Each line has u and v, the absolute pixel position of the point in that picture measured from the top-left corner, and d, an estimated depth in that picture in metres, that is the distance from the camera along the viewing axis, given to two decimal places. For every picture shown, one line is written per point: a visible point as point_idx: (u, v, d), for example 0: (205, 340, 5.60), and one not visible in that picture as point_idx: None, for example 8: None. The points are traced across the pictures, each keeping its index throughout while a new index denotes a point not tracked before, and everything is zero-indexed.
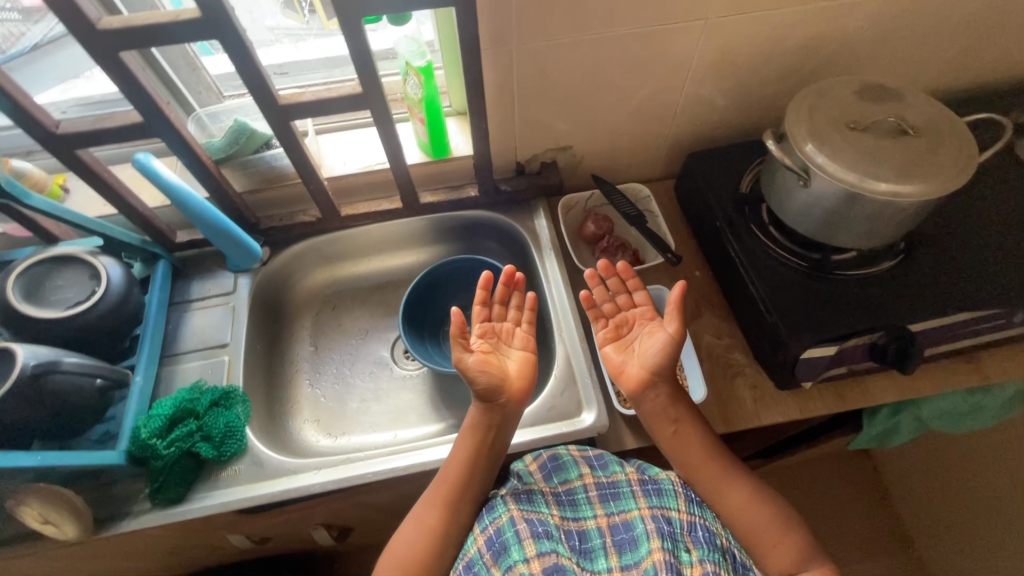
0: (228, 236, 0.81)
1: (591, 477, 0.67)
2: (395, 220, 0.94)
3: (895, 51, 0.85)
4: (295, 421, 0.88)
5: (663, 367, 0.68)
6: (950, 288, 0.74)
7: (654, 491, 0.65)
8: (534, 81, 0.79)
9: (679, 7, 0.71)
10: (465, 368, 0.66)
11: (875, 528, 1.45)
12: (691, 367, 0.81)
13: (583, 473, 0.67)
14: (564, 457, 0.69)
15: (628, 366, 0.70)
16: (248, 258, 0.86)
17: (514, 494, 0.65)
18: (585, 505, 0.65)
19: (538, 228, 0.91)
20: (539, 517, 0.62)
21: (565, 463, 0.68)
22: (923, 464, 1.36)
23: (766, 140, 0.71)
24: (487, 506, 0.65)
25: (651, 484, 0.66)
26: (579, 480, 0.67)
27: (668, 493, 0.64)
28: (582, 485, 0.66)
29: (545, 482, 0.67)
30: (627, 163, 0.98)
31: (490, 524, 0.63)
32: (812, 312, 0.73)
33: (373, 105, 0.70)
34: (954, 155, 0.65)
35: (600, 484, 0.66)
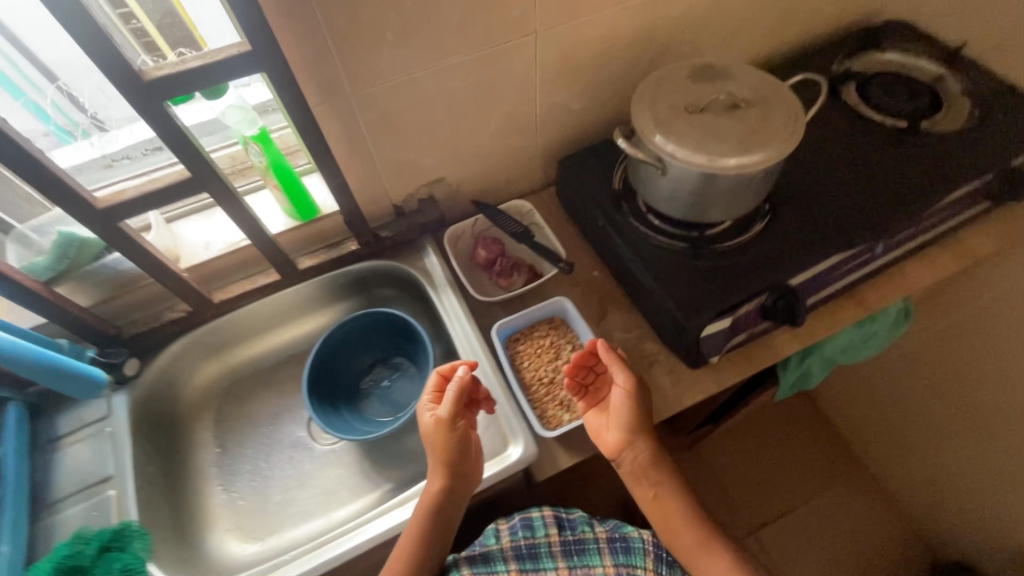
0: (69, 375, 0.72)
1: (556, 534, 0.70)
2: (278, 293, 0.88)
3: (719, 29, 0.90)
4: (212, 535, 0.80)
5: (637, 426, 0.69)
6: (817, 237, 0.79)
7: (620, 548, 0.69)
8: (382, 124, 0.76)
9: (505, 26, 0.71)
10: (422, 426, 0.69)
11: (828, 459, 1.53)
12: None
13: (549, 532, 0.69)
14: (535, 516, 0.70)
15: (605, 431, 0.70)
16: (94, 388, 0.75)
17: (471, 560, 0.68)
18: (546, 560, 0.68)
19: (429, 266, 0.89)
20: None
21: (534, 522, 0.70)
22: (851, 389, 1.46)
23: (617, 139, 0.72)
24: (435, 571, 0.68)
25: (619, 540, 0.69)
26: (544, 538, 0.69)
27: (636, 552, 0.68)
28: (546, 541, 0.69)
29: (511, 539, 0.69)
30: (506, 181, 0.97)
31: None
32: (703, 291, 0.76)
33: (209, 187, 0.65)
34: (785, 118, 0.69)
35: (565, 540, 0.69)
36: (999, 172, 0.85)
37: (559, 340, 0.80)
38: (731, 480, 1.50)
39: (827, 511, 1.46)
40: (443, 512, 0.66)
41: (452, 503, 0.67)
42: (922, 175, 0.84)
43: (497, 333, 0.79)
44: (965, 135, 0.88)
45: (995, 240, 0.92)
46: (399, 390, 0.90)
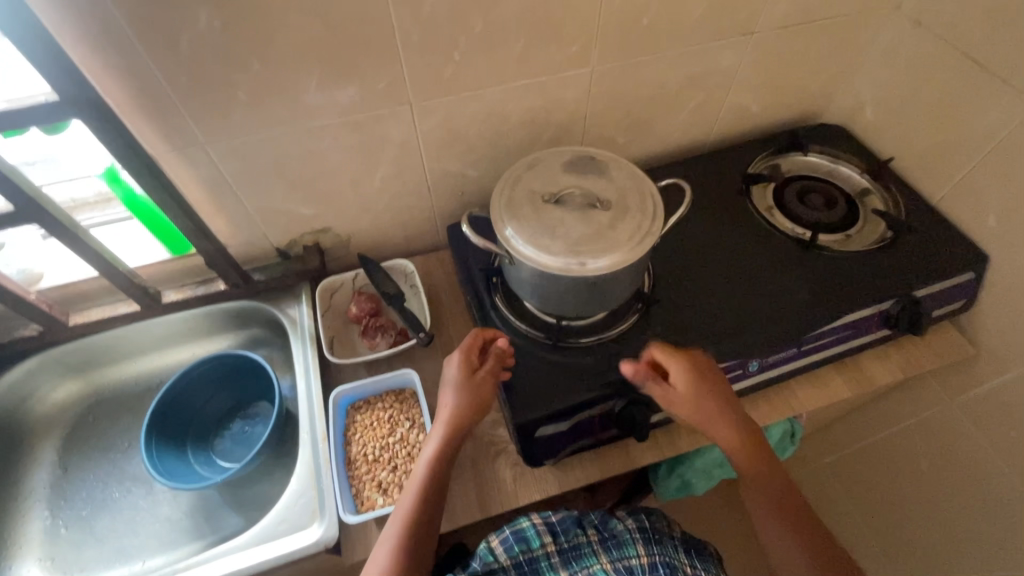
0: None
1: (552, 544, 0.67)
2: (144, 322, 0.87)
3: (627, 115, 0.88)
4: (20, 565, 0.78)
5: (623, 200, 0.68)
6: (683, 345, 0.75)
7: (614, 544, 0.67)
8: (248, 174, 0.75)
9: (372, 95, 0.71)
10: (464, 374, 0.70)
11: None
12: None
13: (544, 541, 0.67)
14: (526, 528, 0.68)
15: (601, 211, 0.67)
16: None
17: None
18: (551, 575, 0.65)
19: (297, 316, 0.88)
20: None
21: (525, 534, 0.67)
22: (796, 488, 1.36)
23: (466, 224, 0.69)
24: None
25: (610, 538, 0.67)
26: (541, 549, 0.67)
27: (627, 543, 0.66)
28: (544, 553, 0.66)
29: (506, 556, 0.66)
30: (401, 238, 0.95)
31: None
32: (546, 386, 0.72)
33: (37, 222, 0.65)
34: (628, 195, 0.69)
35: (561, 549, 0.66)
36: (899, 300, 0.81)
37: (400, 415, 0.77)
38: None
39: None
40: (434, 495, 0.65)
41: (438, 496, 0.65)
42: (812, 292, 0.80)
43: (335, 400, 0.76)
44: (867, 257, 0.84)
45: (896, 367, 0.86)
46: (251, 438, 0.88)
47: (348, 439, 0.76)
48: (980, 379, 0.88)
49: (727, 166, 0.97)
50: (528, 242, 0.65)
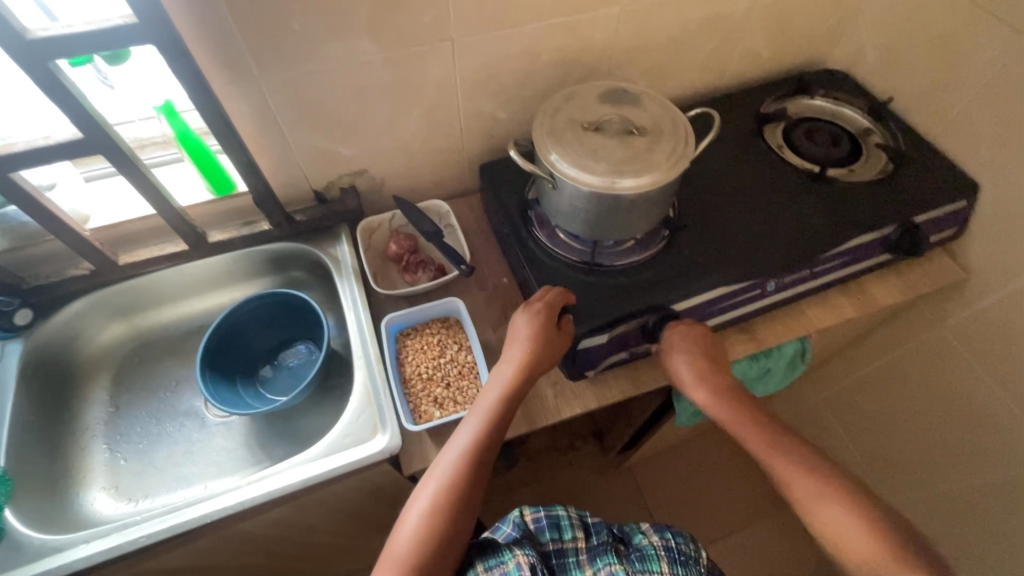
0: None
1: (583, 540, 0.69)
2: (188, 263, 0.89)
3: (648, 58, 0.93)
4: (85, 492, 0.81)
5: (658, 128, 0.74)
6: (710, 266, 0.81)
7: (636, 557, 0.66)
8: (296, 110, 0.78)
9: (416, 31, 0.74)
10: (539, 332, 0.73)
11: (762, 492, 1.51)
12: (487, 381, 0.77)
13: (577, 535, 0.69)
14: (563, 517, 0.70)
15: (638, 137, 0.73)
16: None
17: (517, 540, 0.67)
18: (576, 570, 0.66)
19: (339, 255, 0.91)
20: (506, 570, 0.64)
21: (561, 523, 0.69)
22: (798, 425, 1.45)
23: (512, 151, 0.73)
24: (516, 543, 0.66)
25: (634, 552, 0.68)
26: (571, 542, 0.68)
27: (649, 557, 0.66)
28: (574, 547, 0.68)
29: (538, 538, 0.68)
30: (431, 182, 0.98)
31: (497, 568, 0.65)
32: (587, 304, 0.78)
33: (102, 151, 0.67)
34: (662, 122, 0.74)
35: (590, 547, 0.68)
36: (899, 225, 0.87)
37: (448, 339, 0.82)
38: (654, 501, 1.49)
39: (750, 547, 1.43)
40: (491, 442, 0.69)
41: (494, 445, 0.69)
42: (823, 218, 0.87)
43: (386, 326, 0.80)
44: (871, 187, 0.90)
45: (895, 290, 0.94)
46: (297, 373, 0.92)
47: (401, 361, 0.80)
48: (970, 300, 0.97)
49: (737, 109, 1.03)
50: (572, 164, 0.71)
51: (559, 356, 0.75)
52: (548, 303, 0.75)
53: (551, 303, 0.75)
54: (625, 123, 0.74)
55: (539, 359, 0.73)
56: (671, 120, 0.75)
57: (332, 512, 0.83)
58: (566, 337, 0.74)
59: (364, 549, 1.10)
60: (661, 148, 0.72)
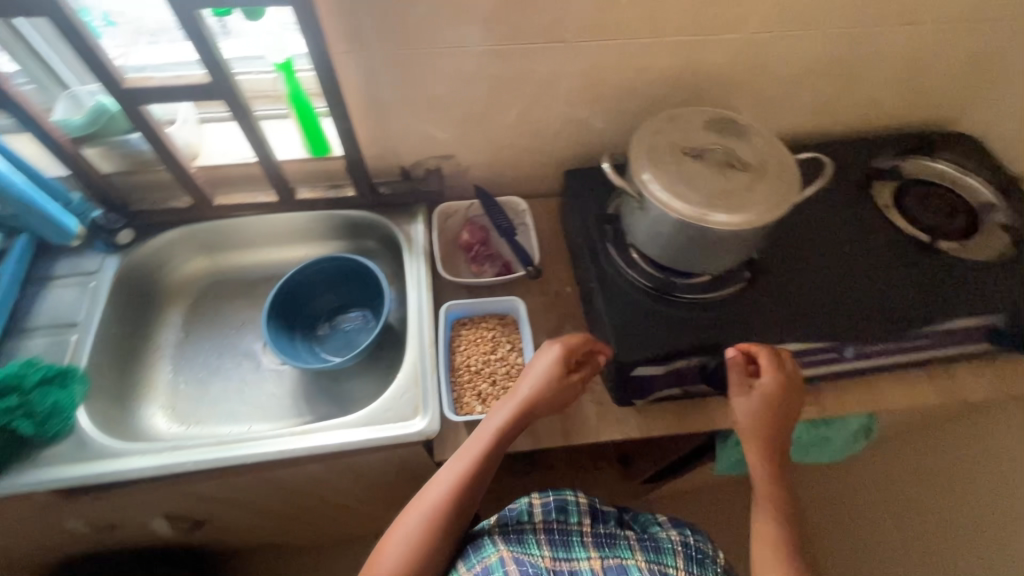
0: (44, 213, 0.80)
1: (590, 524, 0.65)
2: (274, 214, 0.94)
3: (762, 91, 0.89)
4: (147, 406, 0.87)
5: (763, 167, 0.70)
6: (785, 319, 0.77)
7: (650, 547, 0.64)
8: (401, 88, 0.80)
9: (533, 28, 0.74)
10: (557, 375, 0.71)
11: None
12: None
13: (584, 519, 0.65)
14: (568, 501, 0.66)
15: (740, 172, 0.69)
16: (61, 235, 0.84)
17: (504, 533, 0.64)
18: (580, 548, 0.63)
19: (412, 233, 0.93)
20: (488, 563, 0.60)
21: (567, 507, 0.66)
22: None
23: (606, 163, 0.72)
24: (514, 534, 0.63)
25: (647, 541, 0.65)
26: (576, 526, 0.65)
27: (666, 551, 0.63)
28: (579, 529, 0.65)
29: (539, 523, 0.64)
30: (514, 178, 0.98)
31: (478, 563, 0.61)
32: (649, 332, 0.75)
33: (223, 99, 0.72)
34: (768, 161, 0.71)
35: (597, 531, 0.65)
36: (1009, 314, 0.79)
37: (502, 337, 0.82)
38: None
39: None
40: (487, 474, 0.68)
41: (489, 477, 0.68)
42: (922, 291, 0.80)
43: (445, 313, 0.81)
44: (989, 267, 0.82)
45: (989, 385, 0.85)
46: (351, 336, 0.96)
47: (453, 349, 0.80)
48: None
49: (848, 159, 0.96)
50: (664, 187, 0.68)
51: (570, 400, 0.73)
52: (573, 345, 0.72)
53: (577, 346, 0.72)
54: (729, 156, 0.71)
55: (550, 401, 0.71)
56: (778, 160, 0.71)
57: (359, 477, 0.85)
58: (582, 382, 0.73)
59: (376, 518, 1.11)
60: (763, 188, 0.68)
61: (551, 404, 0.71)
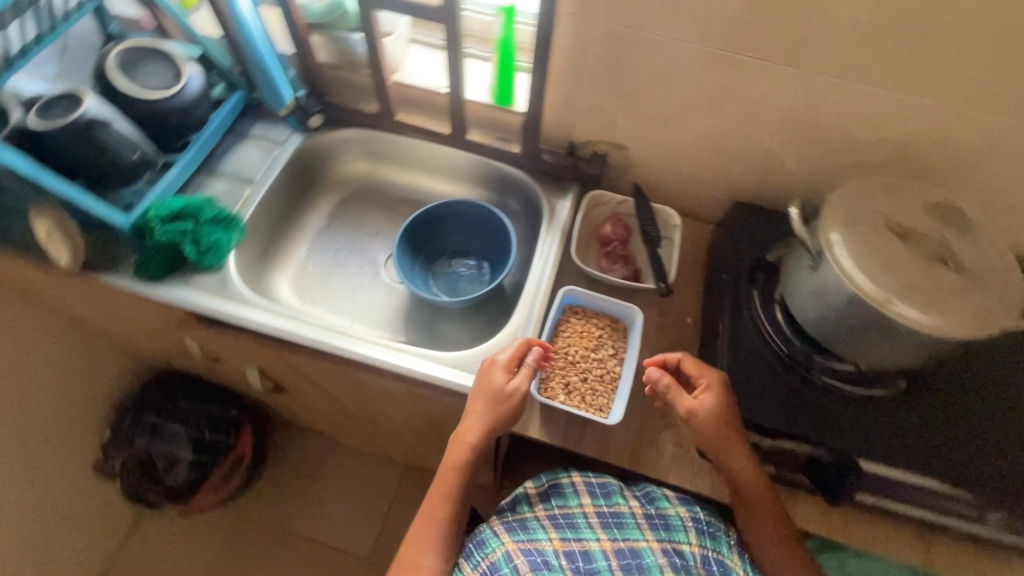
0: (268, 75, 0.89)
1: (591, 505, 0.70)
2: (439, 146, 0.98)
3: (1000, 191, 0.76)
4: (278, 273, 0.96)
5: (983, 275, 0.60)
6: (927, 449, 0.67)
7: (660, 524, 0.68)
8: (606, 64, 0.78)
9: (767, 43, 0.69)
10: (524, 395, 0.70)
11: None
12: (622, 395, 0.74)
13: (583, 501, 0.70)
14: (565, 484, 0.72)
15: (950, 272, 0.60)
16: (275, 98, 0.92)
17: (505, 525, 0.68)
18: (586, 529, 0.67)
19: (557, 208, 0.92)
20: (495, 559, 0.63)
21: (564, 490, 0.71)
22: None
23: (792, 210, 0.66)
24: (517, 525, 0.67)
25: (657, 517, 0.69)
26: (577, 508, 0.69)
27: (676, 527, 0.68)
28: (581, 511, 0.69)
29: (540, 508, 0.70)
30: (674, 189, 0.94)
31: (483, 559, 0.64)
32: (762, 400, 0.70)
33: (445, 25, 0.74)
34: (991, 272, 0.60)
35: (601, 512, 0.69)
36: None
37: (608, 340, 0.79)
38: None
39: None
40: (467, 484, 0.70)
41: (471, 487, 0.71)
42: None
43: (561, 295, 0.80)
44: None
45: None
46: (458, 281, 0.98)
47: (557, 332, 0.79)
48: None
49: None
50: (854, 257, 0.61)
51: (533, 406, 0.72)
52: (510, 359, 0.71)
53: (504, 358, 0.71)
54: (943, 250, 0.62)
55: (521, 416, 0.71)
56: (1003, 275, 0.60)
57: (423, 409, 0.88)
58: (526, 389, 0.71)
59: (416, 451, 1.16)
60: (973, 299, 0.58)
61: (509, 417, 0.69)
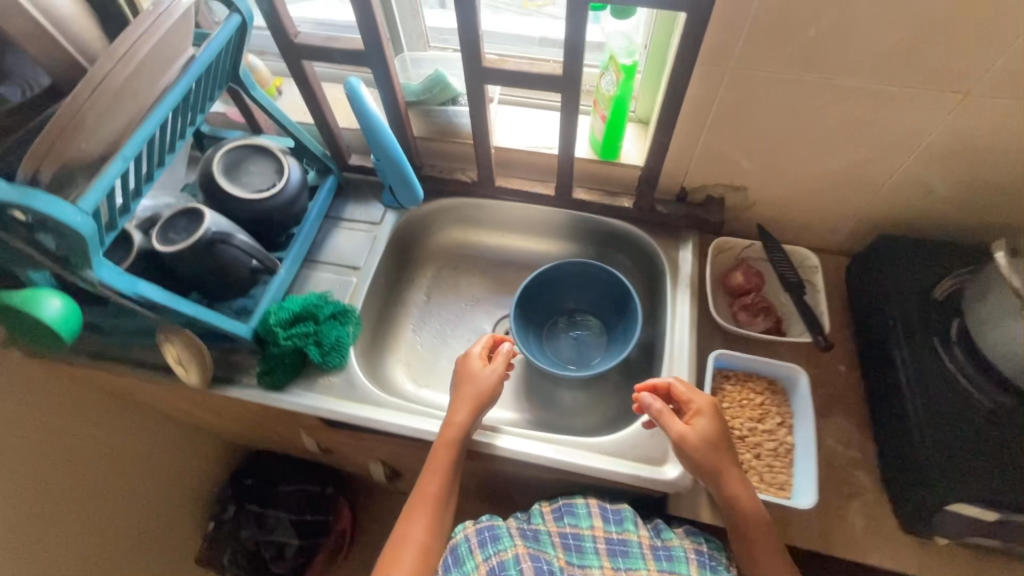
0: (404, 179, 0.81)
1: (601, 529, 0.68)
2: (540, 206, 0.93)
3: None
4: (390, 357, 0.93)
5: None
6: None
7: (664, 556, 0.65)
8: (734, 111, 0.73)
9: (933, 74, 0.62)
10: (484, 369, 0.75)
11: None
12: (804, 467, 0.67)
13: (593, 524, 0.68)
14: (580, 506, 0.71)
15: None
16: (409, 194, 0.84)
17: (521, 532, 0.67)
18: (592, 555, 0.65)
19: (679, 261, 0.86)
20: (505, 558, 0.63)
21: (579, 511, 0.70)
22: None
23: (996, 250, 0.60)
24: (491, 536, 0.66)
25: (662, 549, 0.66)
26: (588, 530, 0.68)
27: (679, 559, 0.65)
28: (590, 534, 0.68)
29: (554, 523, 0.69)
30: (798, 224, 0.87)
31: (495, 555, 0.64)
32: (983, 468, 0.61)
33: (565, 95, 0.69)
34: None
35: (609, 538, 0.67)
36: None
37: (771, 406, 0.73)
38: None
39: None
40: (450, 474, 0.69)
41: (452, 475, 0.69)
42: None
43: (712, 360, 0.74)
44: None
45: None
46: (584, 345, 0.93)
47: (713, 402, 0.73)
48: None
49: None
50: None
51: (501, 390, 0.76)
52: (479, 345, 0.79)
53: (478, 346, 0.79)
54: None
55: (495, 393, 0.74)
56: None
57: (566, 490, 0.83)
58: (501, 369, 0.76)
59: None
60: None
61: (493, 393, 0.74)
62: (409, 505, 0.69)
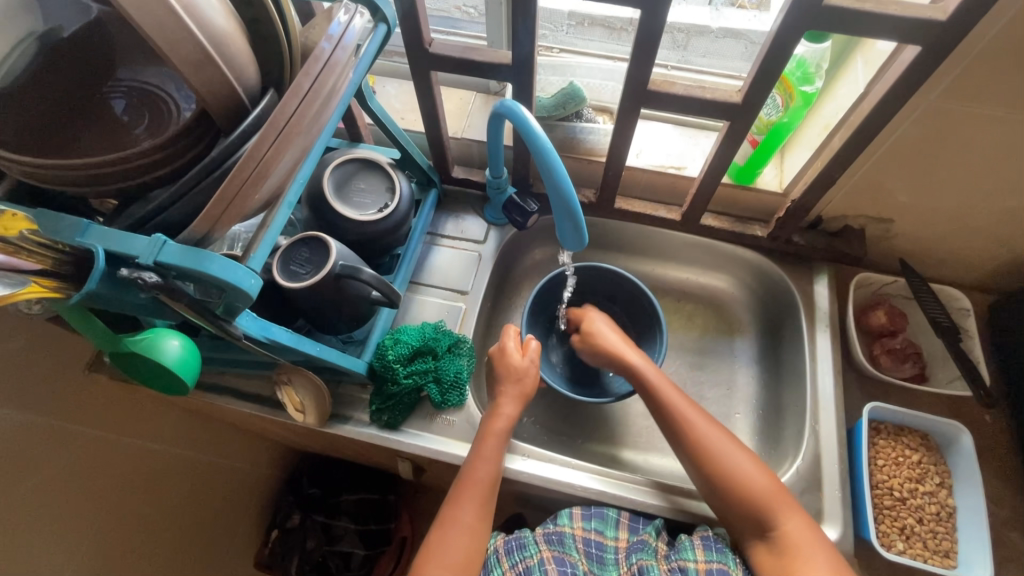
0: (573, 219, 0.61)
1: (624, 540, 0.65)
2: (659, 228, 0.87)
3: None
4: None
5: None
6: None
7: (672, 550, 0.63)
8: (913, 145, 0.65)
9: None
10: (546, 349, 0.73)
11: None
12: (972, 533, 0.64)
13: (618, 533, 0.66)
14: (609, 512, 0.67)
15: None
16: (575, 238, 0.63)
17: (546, 534, 0.65)
18: (612, 565, 0.63)
19: (814, 296, 0.80)
20: (531, 564, 0.61)
21: (607, 517, 0.67)
22: None
23: None
24: (517, 542, 0.64)
25: (672, 549, 0.63)
26: (612, 540, 0.65)
27: (684, 548, 0.62)
28: (614, 545, 0.65)
29: (580, 523, 0.65)
30: (941, 259, 0.82)
31: (520, 561, 0.62)
32: None
33: (735, 123, 0.62)
34: None
35: (630, 545, 0.64)
36: None
37: (924, 463, 0.69)
38: None
39: None
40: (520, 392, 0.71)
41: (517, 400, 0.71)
42: None
43: (864, 414, 0.69)
44: None
45: None
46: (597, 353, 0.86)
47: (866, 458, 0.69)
48: None
49: None
50: None
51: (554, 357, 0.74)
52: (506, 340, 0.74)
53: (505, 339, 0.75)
54: None
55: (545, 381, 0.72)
56: None
57: None
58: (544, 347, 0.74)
59: None
60: None
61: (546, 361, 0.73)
62: (480, 437, 0.68)
